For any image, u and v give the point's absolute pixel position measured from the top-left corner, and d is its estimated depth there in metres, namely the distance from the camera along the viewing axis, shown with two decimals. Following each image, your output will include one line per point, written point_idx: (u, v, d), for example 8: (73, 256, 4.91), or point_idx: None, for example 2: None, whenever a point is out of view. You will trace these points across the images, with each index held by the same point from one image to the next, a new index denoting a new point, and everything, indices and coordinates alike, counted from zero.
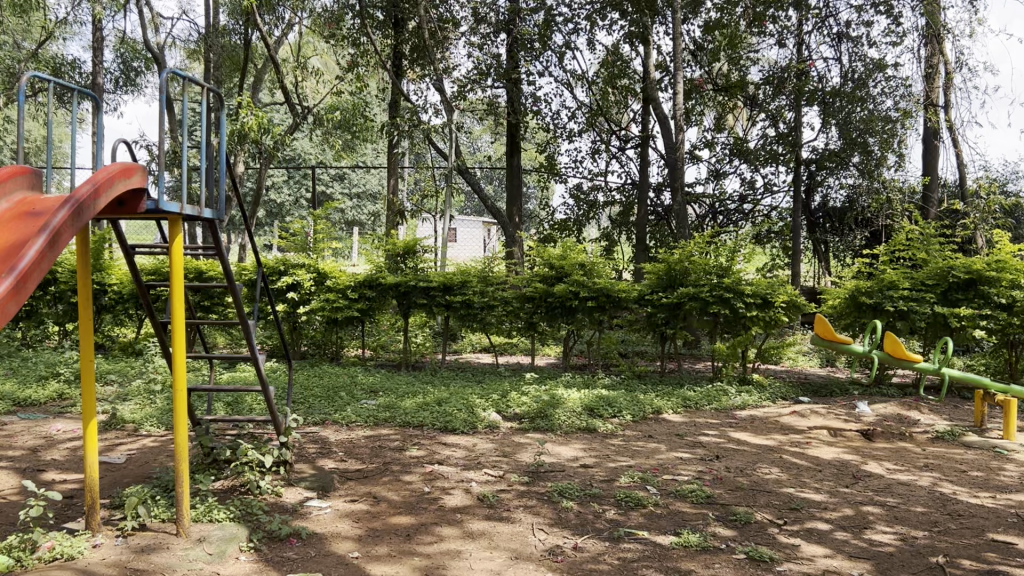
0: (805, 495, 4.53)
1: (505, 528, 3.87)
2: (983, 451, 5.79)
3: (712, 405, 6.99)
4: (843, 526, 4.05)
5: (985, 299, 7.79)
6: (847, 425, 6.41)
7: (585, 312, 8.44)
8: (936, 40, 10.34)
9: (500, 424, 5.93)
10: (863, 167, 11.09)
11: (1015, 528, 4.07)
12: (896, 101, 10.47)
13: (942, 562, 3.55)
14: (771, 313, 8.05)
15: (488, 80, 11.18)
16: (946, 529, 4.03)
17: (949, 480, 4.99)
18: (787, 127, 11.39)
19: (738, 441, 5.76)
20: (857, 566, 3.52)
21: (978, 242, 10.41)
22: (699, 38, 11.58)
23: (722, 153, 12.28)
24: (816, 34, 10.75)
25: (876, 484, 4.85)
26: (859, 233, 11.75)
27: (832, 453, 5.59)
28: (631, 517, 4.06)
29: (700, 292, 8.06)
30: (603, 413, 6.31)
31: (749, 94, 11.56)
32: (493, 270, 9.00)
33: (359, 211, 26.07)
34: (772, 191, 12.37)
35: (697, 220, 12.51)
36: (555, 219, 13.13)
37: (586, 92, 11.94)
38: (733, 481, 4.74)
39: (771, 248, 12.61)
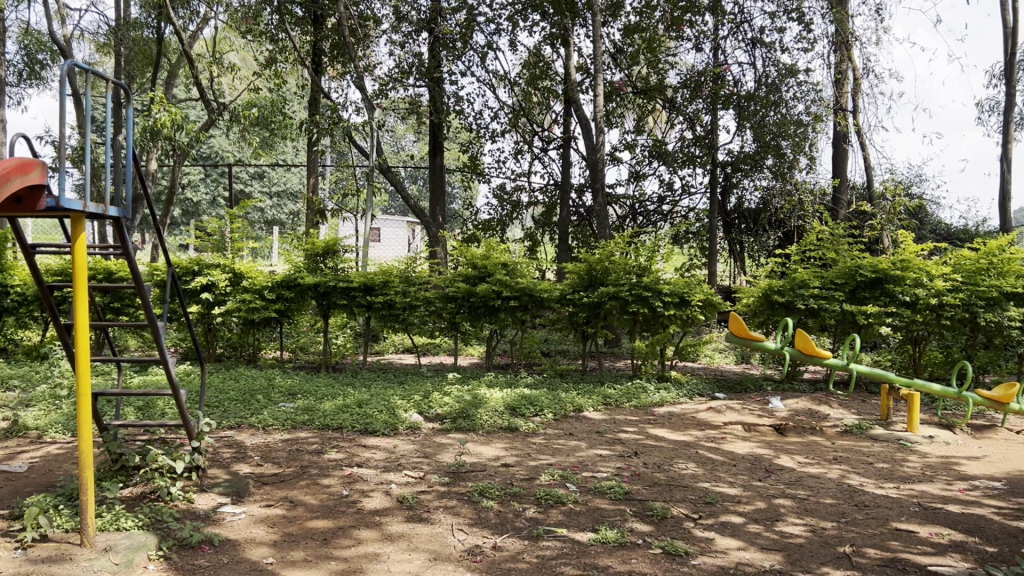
0: (720, 490, 4.64)
1: (424, 530, 3.85)
2: (888, 443, 6.01)
3: (632, 402, 7.09)
4: (755, 518, 4.16)
5: (891, 297, 8.08)
6: (761, 420, 6.57)
7: (508, 312, 8.45)
8: (844, 47, 10.68)
9: (421, 425, 5.89)
10: (777, 169, 11.36)
11: (917, 517, 4.24)
12: (808, 106, 10.77)
13: (849, 552, 3.68)
14: (688, 311, 8.22)
15: (410, 79, 11.09)
16: (853, 520, 4.17)
17: (857, 472, 5.17)
18: (704, 130, 11.64)
19: (656, 438, 5.86)
20: (768, 558, 3.61)
21: (885, 243, 10.83)
22: (619, 41, 11.69)
23: (642, 155, 12.45)
24: (731, 40, 10.98)
25: (788, 478, 4.99)
26: (773, 233, 12.16)
27: (746, 448, 5.72)
28: (550, 515, 4.08)
29: (620, 291, 8.16)
30: (524, 412, 6.33)
31: (667, 97, 11.72)
32: (415, 271, 8.95)
33: (279, 210, 25.79)
34: (690, 192, 12.60)
35: (618, 221, 12.68)
36: (479, 219, 13.11)
37: (509, 92, 11.97)
38: (651, 476, 4.82)
39: (690, 248, 12.84)
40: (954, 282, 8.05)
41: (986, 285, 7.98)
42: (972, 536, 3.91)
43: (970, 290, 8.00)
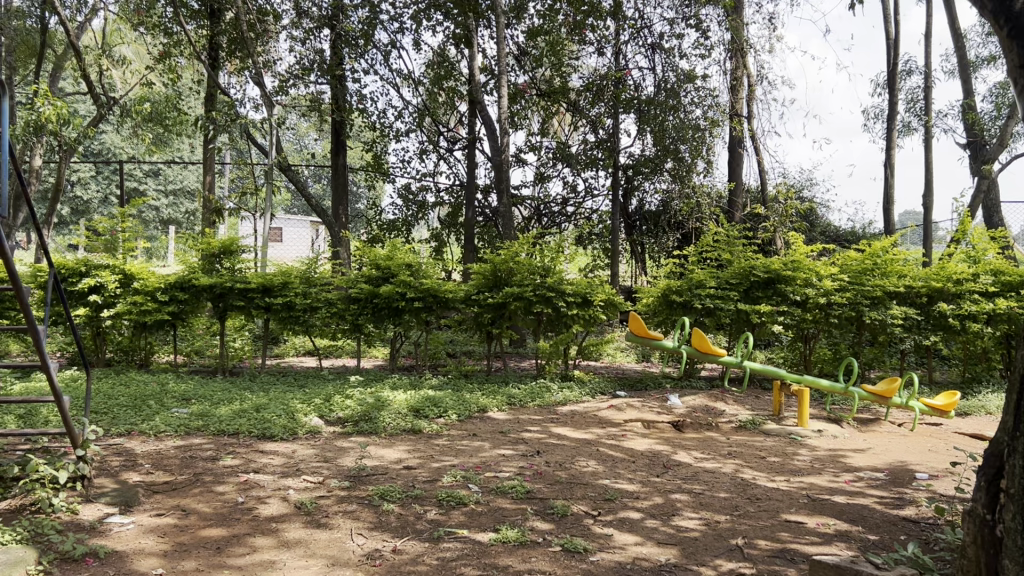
0: (619, 486, 4.72)
1: (322, 535, 3.78)
2: (780, 437, 6.23)
3: (535, 401, 7.14)
4: (652, 513, 4.24)
5: (783, 297, 8.39)
6: (659, 417, 6.71)
7: (412, 313, 8.37)
8: (740, 54, 11.00)
9: (322, 429, 5.79)
10: (676, 172, 11.60)
11: (805, 509, 4.40)
12: (705, 111, 11.03)
13: (741, 544, 3.79)
14: (590, 311, 8.35)
15: (311, 76, 10.88)
16: (745, 513, 4.30)
17: (750, 466, 5.34)
18: (606, 134, 11.82)
19: (558, 437, 5.91)
20: (664, 552, 3.69)
21: (778, 244, 11.24)
22: (523, 44, 11.81)
23: (546, 157, 12.58)
24: (631, 45, 11.18)
25: (684, 473, 5.11)
26: (672, 235, 12.48)
27: (645, 445, 5.84)
28: (452, 516, 4.07)
29: (524, 292, 8.20)
30: (428, 413, 6.29)
31: (571, 101, 11.84)
32: (316, 271, 8.79)
33: (176, 209, 25.00)
34: (593, 194, 12.79)
35: (523, 222, 12.73)
36: (383, 219, 12.97)
37: (413, 92, 11.89)
38: (552, 475, 4.86)
39: (593, 250, 13.01)
40: (842, 282, 8.43)
41: (871, 284, 8.43)
42: (856, 526, 4.09)
43: (857, 289, 8.42)
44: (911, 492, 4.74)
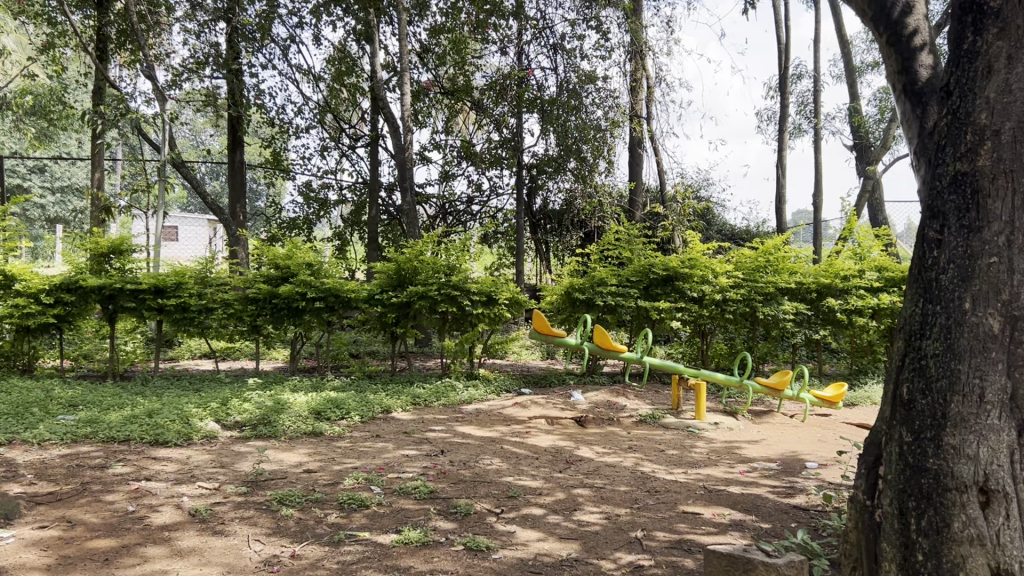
0: (522, 483, 4.75)
1: (218, 542, 3.67)
2: (679, 430, 6.38)
3: (440, 401, 7.12)
4: (554, 509, 4.28)
5: (680, 293, 8.58)
6: (563, 413, 6.79)
7: (312, 313, 8.21)
8: (639, 56, 11.19)
9: (218, 434, 5.63)
10: (578, 172, 11.73)
11: (702, 500, 4.52)
12: (605, 112, 11.13)
13: (640, 536, 3.87)
14: (494, 309, 8.39)
15: (206, 70, 10.54)
16: (645, 505, 4.39)
17: (650, 459, 5.46)
18: (509, 133, 11.77)
19: (462, 435, 5.91)
20: (566, 547, 3.73)
21: (677, 242, 11.53)
22: (426, 41, 11.85)
23: (450, 156, 12.58)
24: (534, 45, 11.25)
25: (586, 468, 5.19)
26: (575, 233, 12.66)
27: (549, 441, 5.90)
28: (353, 519, 4.01)
29: (428, 291, 8.14)
30: (330, 415, 6.19)
31: (474, 99, 11.86)
32: (212, 271, 8.53)
33: (63, 207, 23.96)
34: (497, 193, 12.85)
35: (428, 221, 12.71)
36: (284, 218, 12.70)
37: (314, 88, 11.67)
38: (456, 474, 4.86)
39: (498, 248, 13.06)
40: (736, 279, 8.71)
41: (764, 281, 8.75)
42: (749, 515, 4.23)
43: (750, 285, 8.73)
44: (802, 481, 4.93)
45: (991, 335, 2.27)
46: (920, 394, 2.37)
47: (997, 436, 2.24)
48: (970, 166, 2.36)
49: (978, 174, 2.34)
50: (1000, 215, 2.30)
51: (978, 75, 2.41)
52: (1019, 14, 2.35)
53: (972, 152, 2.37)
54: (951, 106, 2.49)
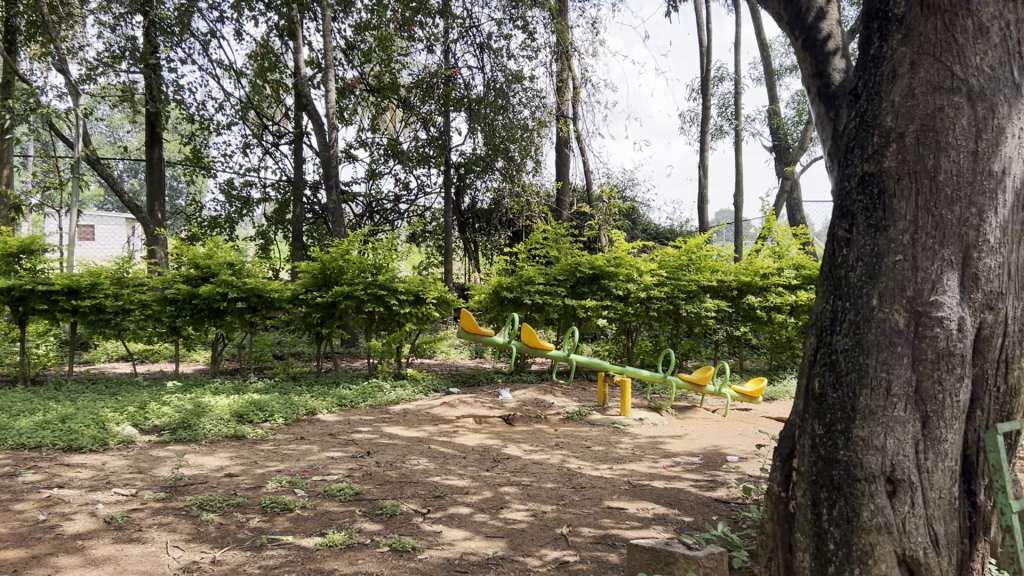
0: (449, 482, 4.74)
1: (134, 550, 3.56)
2: (605, 427, 6.46)
3: (367, 401, 7.06)
4: (481, 508, 4.29)
5: (606, 291, 8.68)
6: (490, 412, 6.79)
7: (234, 313, 8.04)
8: (565, 57, 11.25)
9: (136, 439, 5.47)
10: (506, 172, 11.77)
11: (627, 495, 4.58)
12: (532, 111, 11.13)
13: (566, 532, 3.90)
14: (422, 308, 8.37)
15: (122, 64, 10.22)
16: (571, 501, 4.43)
17: (576, 456, 5.50)
18: (437, 131, 11.73)
19: (389, 436, 5.86)
20: (492, 545, 3.74)
21: (603, 240, 11.66)
22: (351, 38, 11.73)
23: (377, 154, 12.48)
24: (460, 43, 11.22)
25: (513, 466, 5.20)
26: (503, 232, 12.73)
27: (476, 440, 5.90)
28: (276, 523, 3.95)
29: (354, 290, 8.05)
30: (253, 418, 6.08)
31: (401, 97, 11.78)
32: (129, 272, 8.29)
33: None
34: (425, 191, 12.81)
35: (354, 220, 12.59)
36: (205, 216, 12.41)
37: (236, 84, 11.43)
38: (382, 475, 4.81)
39: (426, 247, 13.04)
40: (660, 277, 8.86)
41: (687, 279, 8.93)
42: (673, 508, 4.30)
43: (674, 283, 8.91)
44: (723, 474, 5.04)
45: (896, 330, 2.36)
46: (831, 388, 2.45)
47: (902, 428, 2.33)
48: (876, 168, 2.46)
49: (885, 175, 2.43)
50: (905, 215, 2.39)
51: (884, 79, 2.51)
52: (922, 22, 2.44)
53: (879, 153, 2.46)
54: (859, 109, 2.58)
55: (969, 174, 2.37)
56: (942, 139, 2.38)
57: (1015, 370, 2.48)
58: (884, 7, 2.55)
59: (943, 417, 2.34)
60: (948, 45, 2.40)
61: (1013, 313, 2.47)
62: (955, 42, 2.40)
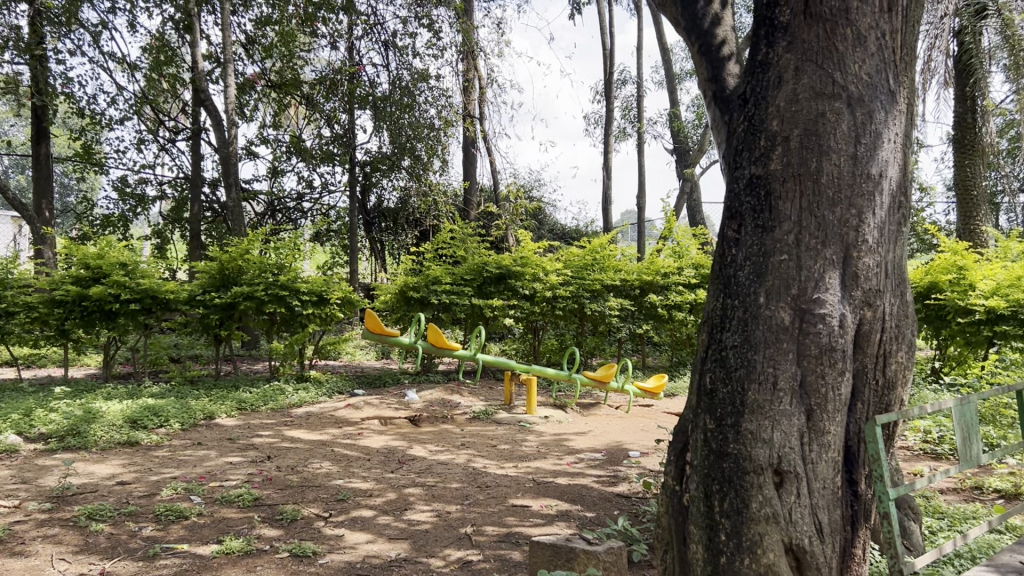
0: (352, 485, 4.68)
1: (16, 564, 3.39)
2: (510, 425, 6.50)
3: (268, 405, 6.90)
4: (384, 510, 4.25)
5: (513, 291, 8.73)
6: (396, 413, 6.75)
7: (128, 315, 7.73)
8: (471, 56, 11.25)
9: (20, 447, 5.21)
10: (412, 170, 11.71)
11: (531, 492, 4.62)
12: (438, 110, 11.07)
13: (470, 532, 3.91)
14: (326, 309, 8.29)
15: (5, 54, 9.70)
16: (475, 501, 4.44)
17: (482, 455, 5.52)
18: (341, 129, 11.57)
19: (291, 439, 5.75)
20: (394, 547, 3.71)
21: (510, 240, 11.72)
22: (251, 32, 11.45)
23: (279, 151, 12.24)
24: (365, 41, 11.10)
25: (418, 467, 5.18)
26: (410, 232, 12.73)
27: (381, 442, 5.85)
28: (170, 531, 3.83)
29: (255, 291, 7.89)
30: (147, 424, 5.88)
31: (304, 94, 11.56)
32: (13, 274, 7.92)
33: None
34: (329, 190, 12.63)
35: (256, 218, 12.32)
36: (97, 214, 11.92)
37: (130, 77, 11.02)
38: (283, 480, 4.72)
39: (330, 246, 12.88)
40: (565, 277, 8.98)
41: (591, 278, 9.09)
42: (576, 505, 4.36)
43: (578, 282, 9.04)
44: (625, 469, 5.14)
45: (782, 327, 2.45)
46: (722, 383, 2.52)
47: (788, 421, 2.41)
48: (763, 170, 2.54)
49: (770, 178, 2.52)
50: (790, 215, 2.48)
51: (770, 85, 2.60)
52: (805, 30, 2.54)
53: (766, 157, 2.55)
54: (747, 113, 2.67)
55: (848, 178, 2.48)
56: (823, 144, 2.48)
57: (891, 364, 2.61)
58: (771, 15, 2.64)
59: (825, 410, 2.44)
60: (829, 52, 2.51)
61: (890, 310, 2.59)
62: (835, 51, 2.50)
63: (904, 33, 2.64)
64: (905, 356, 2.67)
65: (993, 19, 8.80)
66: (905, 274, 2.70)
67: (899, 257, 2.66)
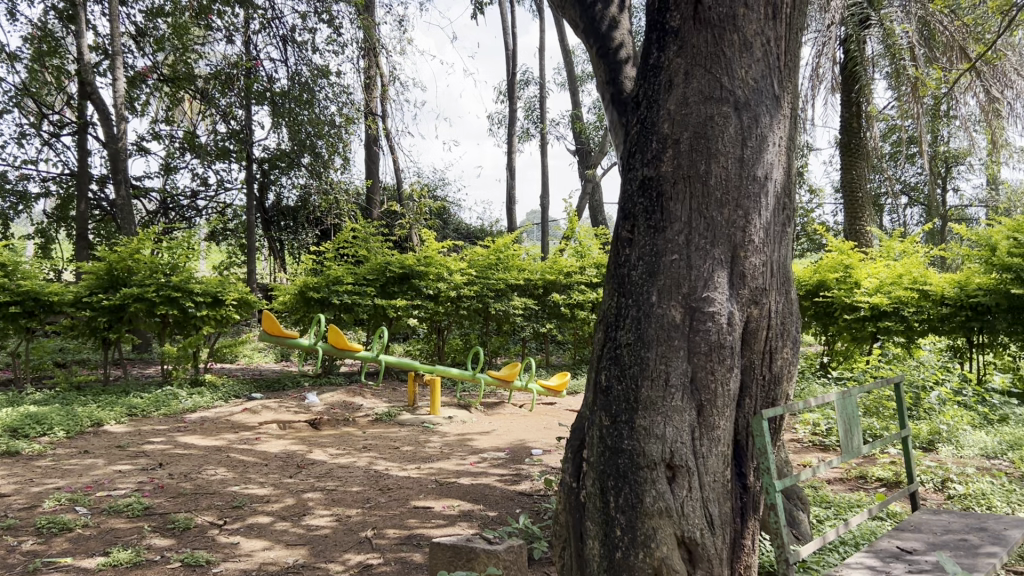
0: (249, 491, 4.57)
1: None
2: (414, 427, 6.45)
3: (160, 411, 6.67)
4: (282, 516, 4.16)
5: (416, 291, 8.68)
6: (295, 417, 6.61)
7: (7, 319, 7.32)
8: (372, 53, 11.10)
9: None
10: (312, 168, 11.49)
11: (434, 493, 4.60)
12: (339, 107, 10.89)
13: (370, 535, 3.86)
14: (222, 310, 8.08)
15: None
16: (376, 504, 4.39)
17: (384, 457, 5.47)
18: (238, 125, 11.28)
19: (185, 446, 5.57)
20: (292, 553, 3.63)
21: (413, 240, 11.66)
22: (142, 24, 11.03)
23: (173, 147, 11.85)
24: (262, 35, 10.83)
25: (318, 471, 5.09)
26: (310, 231, 12.61)
27: (279, 446, 5.73)
28: (53, 545, 3.65)
29: (146, 292, 7.61)
30: (29, 432, 5.59)
31: (197, 88, 11.20)
32: None
33: None
34: (225, 187, 12.29)
35: (147, 216, 11.88)
36: None
37: (9, 68, 10.45)
38: (176, 487, 4.57)
39: (227, 245, 12.55)
40: (469, 276, 8.97)
41: (495, 278, 9.13)
42: (478, 504, 4.36)
43: (483, 282, 9.06)
44: (527, 467, 5.17)
45: (673, 325, 2.50)
46: (616, 380, 2.56)
47: (680, 416, 2.46)
48: (655, 172, 2.60)
49: (662, 179, 2.58)
50: (680, 216, 2.54)
51: (662, 88, 2.65)
52: (694, 35, 2.60)
53: (657, 158, 2.61)
54: (640, 116, 2.72)
55: (735, 180, 2.56)
56: (712, 146, 2.55)
57: (778, 360, 2.70)
58: (662, 20, 2.70)
59: (715, 405, 2.50)
60: (717, 57, 2.58)
61: (775, 308, 2.69)
62: (723, 56, 2.57)
63: (788, 40, 2.74)
64: (791, 352, 2.77)
65: (876, 28, 9.20)
66: (790, 273, 2.80)
67: (784, 257, 2.76)
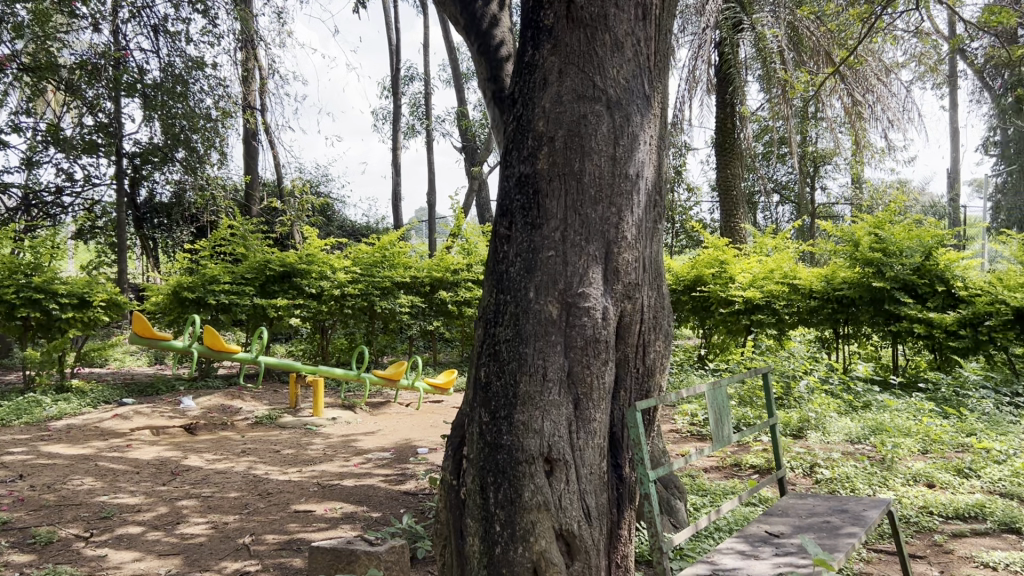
0: (118, 501, 4.36)
1: None
2: (296, 429, 6.31)
3: (21, 419, 6.30)
4: (155, 525, 3.99)
5: (298, 290, 8.54)
6: (170, 422, 6.36)
7: None
8: (250, 45, 10.77)
9: None
10: (187, 163, 10.93)
11: (316, 496, 4.51)
12: (215, 101, 10.51)
13: (248, 542, 3.75)
14: (90, 313, 7.69)
15: None
16: (255, 509, 4.27)
17: (263, 461, 5.33)
18: (107, 118, 10.78)
19: (48, 455, 5.28)
20: (165, 564, 3.49)
21: (296, 237, 11.41)
22: None
23: (35, 141, 11.19)
24: (131, 25, 10.36)
25: (193, 477, 4.91)
26: (186, 228, 12.19)
27: (152, 453, 5.50)
28: None
29: (5, 294, 7.18)
30: None
31: (59, 79, 10.37)
32: None
33: None
34: (93, 183, 11.70)
35: (6, 214, 11.19)
36: None
37: None
38: (38, 500, 4.32)
39: (96, 244, 11.99)
40: (353, 274, 8.84)
41: (381, 276, 9.03)
42: (361, 506, 4.30)
43: (368, 280, 8.95)
44: (412, 467, 5.14)
45: (550, 320, 2.53)
46: (495, 377, 2.57)
47: (557, 410, 2.49)
48: (531, 169, 2.62)
49: (538, 176, 2.60)
50: (556, 213, 2.57)
51: (536, 86, 2.67)
52: (567, 34, 2.63)
53: (533, 156, 2.62)
54: (516, 113, 2.72)
55: (608, 177, 2.61)
56: (586, 144, 2.59)
57: (651, 353, 2.78)
58: (537, 18, 2.72)
59: (591, 399, 2.54)
60: (589, 57, 2.62)
61: (647, 303, 2.76)
62: (595, 55, 2.62)
63: (657, 41, 2.81)
64: (662, 345, 2.86)
65: (749, 33, 9.57)
66: (661, 269, 2.88)
67: (656, 252, 2.84)
